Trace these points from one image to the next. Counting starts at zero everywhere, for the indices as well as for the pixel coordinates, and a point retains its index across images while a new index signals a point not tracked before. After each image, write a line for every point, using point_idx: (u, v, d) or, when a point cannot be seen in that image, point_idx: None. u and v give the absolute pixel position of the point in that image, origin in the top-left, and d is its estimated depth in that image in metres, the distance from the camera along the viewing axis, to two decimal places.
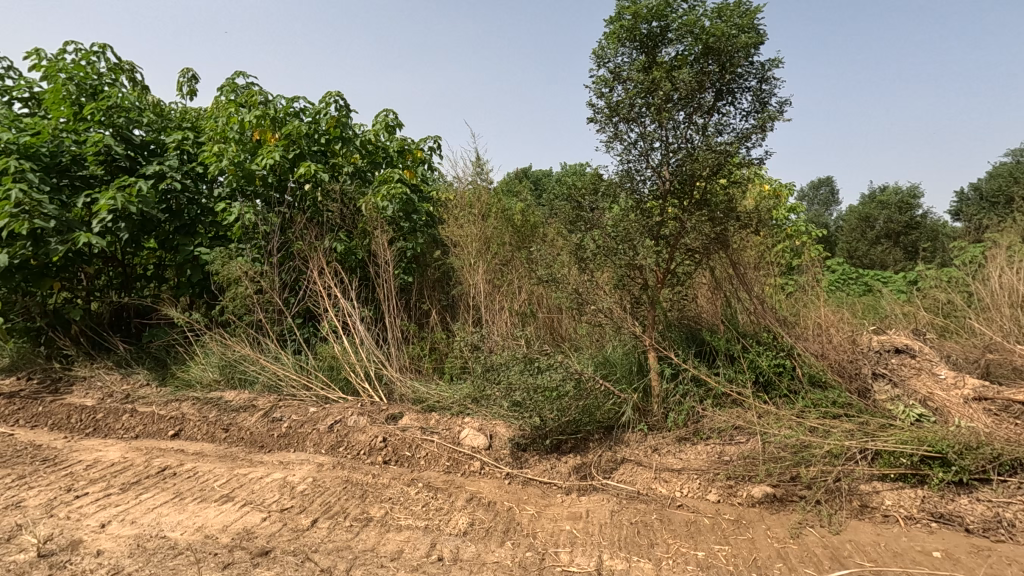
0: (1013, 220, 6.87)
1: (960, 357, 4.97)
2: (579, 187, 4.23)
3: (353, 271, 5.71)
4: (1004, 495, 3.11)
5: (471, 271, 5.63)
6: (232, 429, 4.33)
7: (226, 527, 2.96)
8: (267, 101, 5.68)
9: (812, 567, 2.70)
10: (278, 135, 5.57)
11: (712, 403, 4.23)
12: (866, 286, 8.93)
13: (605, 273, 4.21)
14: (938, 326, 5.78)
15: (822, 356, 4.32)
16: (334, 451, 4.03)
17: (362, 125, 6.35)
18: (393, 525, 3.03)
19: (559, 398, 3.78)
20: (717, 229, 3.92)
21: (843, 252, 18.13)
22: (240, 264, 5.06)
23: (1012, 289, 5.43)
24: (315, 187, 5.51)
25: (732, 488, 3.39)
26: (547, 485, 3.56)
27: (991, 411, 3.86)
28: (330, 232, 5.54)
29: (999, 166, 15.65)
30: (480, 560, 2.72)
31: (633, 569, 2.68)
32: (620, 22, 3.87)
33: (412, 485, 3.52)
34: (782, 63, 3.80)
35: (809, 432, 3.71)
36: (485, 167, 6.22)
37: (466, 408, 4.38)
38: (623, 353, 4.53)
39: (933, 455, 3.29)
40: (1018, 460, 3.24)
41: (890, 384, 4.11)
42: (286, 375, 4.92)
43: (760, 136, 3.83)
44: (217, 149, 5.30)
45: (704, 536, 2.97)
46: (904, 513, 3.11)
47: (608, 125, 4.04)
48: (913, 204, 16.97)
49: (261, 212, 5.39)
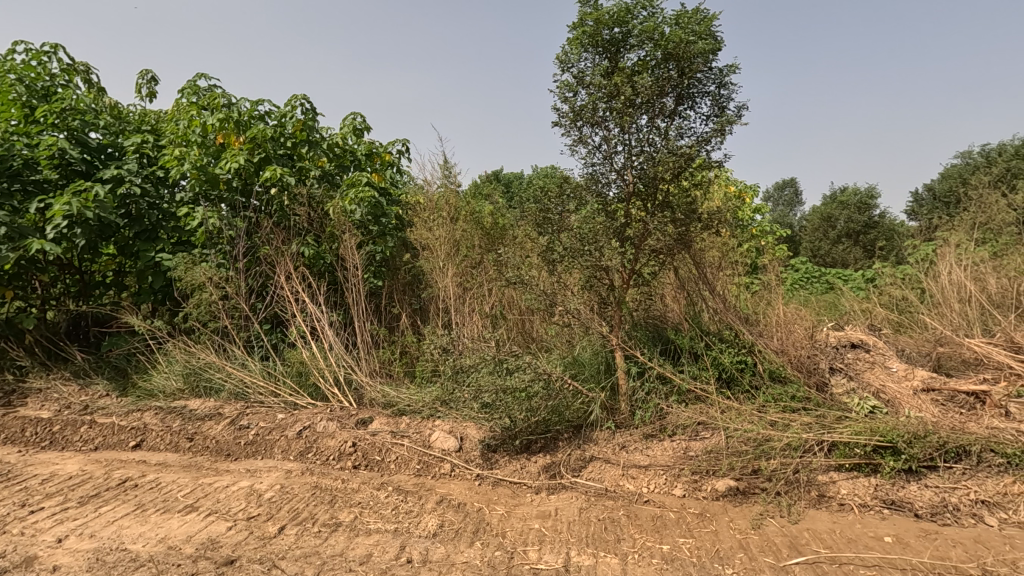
0: (961, 219, 7.20)
1: (913, 352, 5.28)
2: (546, 190, 4.26)
3: (322, 275, 5.66)
4: (950, 481, 3.27)
5: (440, 274, 5.64)
6: (197, 438, 4.24)
7: (190, 538, 2.90)
8: (230, 104, 5.59)
9: (772, 555, 2.80)
10: (242, 139, 5.48)
11: (677, 400, 4.35)
12: (828, 283, 9.26)
13: (573, 274, 4.28)
14: (894, 322, 6.03)
15: (782, 352, 4.45)
16: (303, 457, 3.99)
17: (328, 128, 6.29)
18: (362, 530, 3.02)
19: (528, 399, 3.81)
20: (680, 229, 4.04)
21: (808, 251, 18.69)
22: (204, 270, 4.95)
23: (962, 285, 5.69)
24: (281, 191, 5.42)
25: (697, 483, 3.48)
26: (516, 485, 3.59)
27: (938, 401, 4.17)
28: (297, 236, 5.47)
29: (950, 168, 16.40)
30: (449, 561, 2.74)
31: (599, 565, 2.74)
32: (583, 27, 3.93)
33: (382, 489, 3.52)
34: (739, 69, 3.92)
35: (769, 426, 3.82)
36: (453, 169, 6.20)
37: (436, 411, 4.44)
38: (592, 353, 4.64)
39: (885, 445, 3.44)
40: (963, 447, 3.41)
41: (847, 378, 4.41)
42: (253, 382, 4.85)
43: (720, 140, 3.94)
44: (178, 153, 5.17)
45: (670, 530, 3.04)
46: (859, 500, 3.23)
47: (573, 128, 4.11)
48: (872, 204, 17.63)
49: (226, 217, 5.30)
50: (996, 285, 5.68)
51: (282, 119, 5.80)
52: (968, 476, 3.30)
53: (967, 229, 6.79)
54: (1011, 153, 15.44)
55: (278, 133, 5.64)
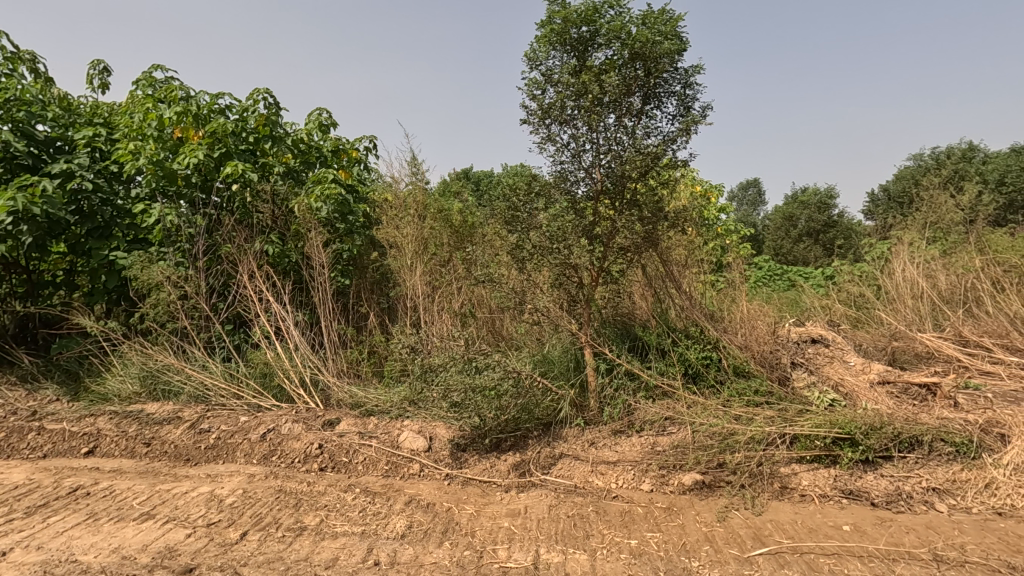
0: (914, 219, 7.50)
1: (870, 347, 5.47)
2: (515, 188, 4.24)
3: (287, 274, 5.52)
4: (904, 470, 3.40)
5: (409, 273, 5.57)
6: (155, 443, 4.09)
7: (146, 547, 2.79)
8: (189, 97, 5.42)
9: (736, 547, 2.85)
10: (202, 133, 5.31)
11: (644, 396, 4.42)
12: (790, 281, 9.55)
13: (543, 273, 4.27)
14: (852, 318, 6.24)
15: (746, 348, 4.56)
16: (267, 461, 3.88)
17: (293, 124, 6.15)
18: (328, 533, 2.96)
19: (497, 397, 3.79)
20: (647, 228, 4.09)
21: (771, 250, 19.23)
22: (161, 269, 4.77)
23: (914, 282, 5.93)
24: (244, 187, 5.25)
25: (664, 477, 3.52)
26: (486, 484, 3.57)
27: (893, 393, 4.34)
28: (261, 234, 5.32)
29: (903, 169, 17.12)
30: (417, 562, 2.70)
31: (569, 562, 2.74)
32: (551, 26, 3.93)
33: (349, 491, 3.45)
34: (703, 70, 3.98)
35: (733, 420, 3.93)
36: (422, 167, 6.12)
37: (405, 411, 4.39)
38: (561, 351, 4.68)
39: (844, 437, 3.55)
40: (916, 437, 3.54)
41: (807, 372, 4.56)
42: (214, 384, 4.70)
43: (685, 139, 4.00)
44: (133, 147, 4.97)
45: (637, 525, 3.08)
46: (819, 491, 3.32)
47: (541, 126, 4.12)
48: (831, 204, 18.21)
49: (185, 214, 5.12)
50: (945, 281, 5.92)
51: (243, 113, 5.64)
52: (920, 465, 3.44)
53: (919, 229, 7.09)
54: (958, 156, 16.16)
55: (240, 128, 5.48)
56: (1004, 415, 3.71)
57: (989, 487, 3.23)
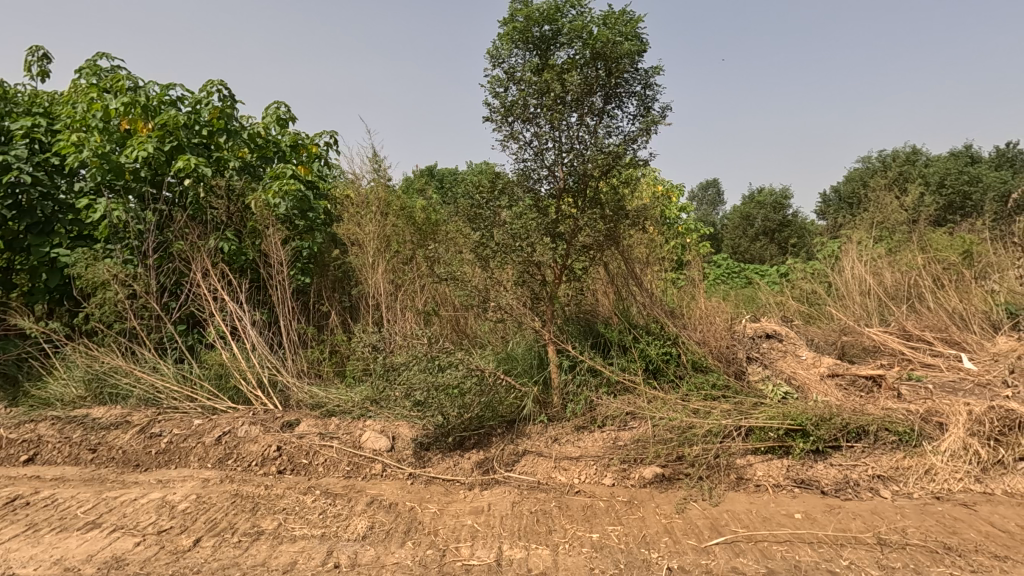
0: (863, 218, 7.85)
1: (821, 341, 5.70)
2: (479, 185, 4.23)
3: (243, 272, 5.35)
4: (852, 459, 3.56)
5: (371, 271, 5.48)
6: (101, 449, 3.91)
7: (91, 557, 2.67)
8: (137, 88, 5.19)
9: (694, 538, 2.92)
10: (152, 126, 5.09)
11: (607, 392, 4.48)
12: (746, 279, 9.86)
13: (507, 271, 4.28)
14: (805, 313, 6.49)
15: (704, 344, 4.68)
16: (223, 464, 3.77)
17: (249, 117, 5.96)
18: (287, 537, 2.89)
19: (460, 395, 3.77)
20: (609, 226, 4.15)
21: (729, 248, 19.77)
22: (108, 267, 4.56)
23: (862, 279, 6.23)
24: (197, 182, 5.05)
25: (626, 471, 3.59)
26: (450, 482, 3.56)
27: (842, 384, 4.53)
28: (215, 231, 5.13)
29: (853, 171, 17.88)
30: (378, 563, 2.67)
31: (531, 557, 2.76)
32: (514, 23, 3.93)
33: (309, 493, 3.38)
34: (662, 71, 4.06)
35: (692, 414, 4.03)
36: (384, 163, 6.03)
37: (367, 411, 4.32)
38: (525, 349, 4.73)
39: (795, 428, 3.69)
40: (862, 427, 3.72)
41: (762, 366, 4.71)
42: (165, 386, 4.53)
43: (645, 139, 4.06)
44: (76, 138, 4.72)
45: (599, 519, 3.12)
46: (773, 481, 3.44)
47: (504, 124, 4.11)
48: (786, 204, 18.86)
49: (134, 210, 4.91)
50: (891, 278, 6.22)
51: (196, 106, 5.44)
52: (866, 454, 3.60)
53: (866, 228, 7.43)
54: (902, 159, 17.00)
55: (193, 121, 5.27)
56: (942, 404, 3.92)
57: (928, 473, 3.41)
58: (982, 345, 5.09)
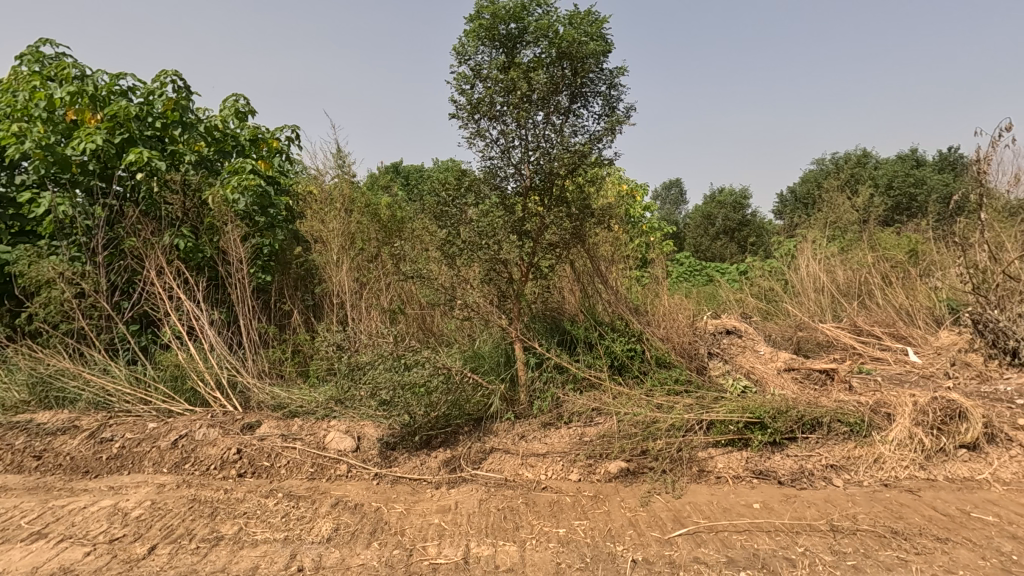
0: (817, 218, 8.16)
1: (778, 337, 5.90)
2: (445, 182, 4.20)
3: (200, 270, 5.17)
4: (807, 450, 3.70)
5: (335, 268, 5.38)
6: (47, 456, 3.73)
7: (37, 569, 2.55)
8: (84, 77, 4.96)
9: (658, 530, 2.99)
10: (100, 116, 4.87)
11: (573, 388, 4.53)
12: (707, 277, 10.13)
13: (473, 268, 4.27)
14: (763, 310, 6.70)
15: (667, 340, 4.78)
16: (179, 469, 3.64)
17: (206, 109, 5.76)
18: (247, 541, 2.81)
19: (427, 394, 3.74)
20: (575, 225, 4.19)
21: (691, 247, 20.22)
22: (53, 264, 4.35)
23: (816, 277, 6.47)
24: (150, 176, 4.85)
25: (591, 466, 3.63)
26: (416, 481, 3.54)
27: (797, 378, 4.71)
28: (170, 227, 4.94)
29: (808, 173, 18.55)
30: (343, 564, 2.63)
31: (498, 554, 2.76)
32: (480, 21, 3.92)
33: (271, 496, 3.30)
34: (627, 72, 4.11)
35: (656, 409, 4.12)
36: (348, 159, 5.92)
37: (331, 411, 4.24)
38: (492, 346, 4.73)
39: (754, 421, 3.81)
40: (816, 419, 3.87)
41: (723, 361, 4.85)
42: (117, 389, 4.34)
43: (610, 138, 4.12)
44: (17, 129, 4.48)
45: (566, 514, 3.15)
46: (733, 473, 3.55)
47: (470, 122, 4.10)
48: (745, 204, 19.40)
49: (82, 205, 4.69)
50: (843, 276, 6.49)
51: (149, 96, 5.23)
52: (820, 444, 3.75)
53: (820, 228, 7.72)
54: (854, 161, 17.72)
55: (145, 113, 5.06)
56: (890, 396, 4.12)
57: (877, 462, 3.58)
58: (926, 339, 5.36)
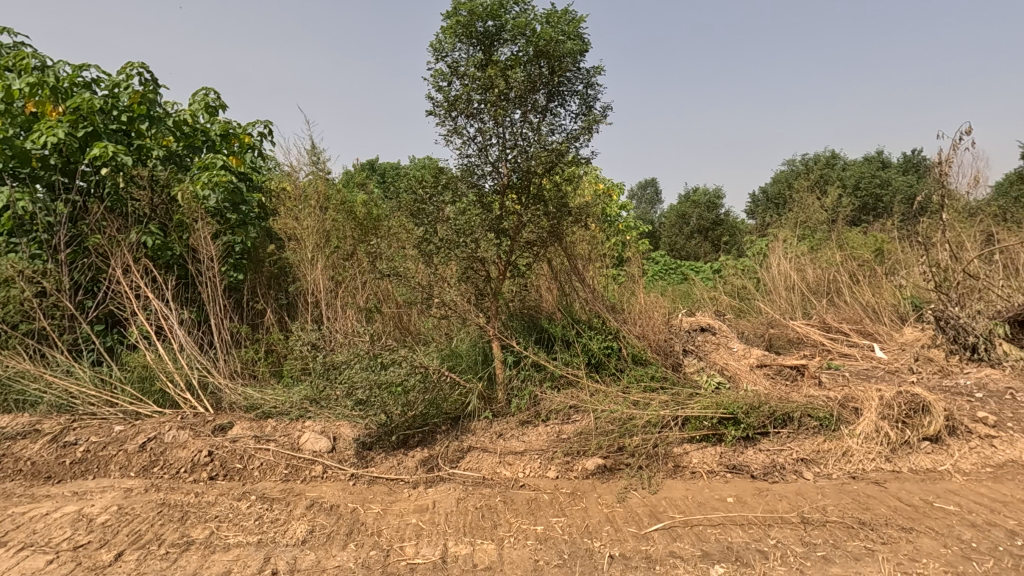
0: (788, 218, 8.34)
1: (750, 334, 6.02)
2: (421, 180, 4.17)
3: (169, 268, 5.03)
4: (778, 444, 3.78)
5: (309, 267, 5.30)
6: (6, 461, 3.59)
7: None
8: (45, 68, 4.78)
9: (634, 525, 3.02)
10: (62, 109, 4.70)
11: (550, 386, 4.55)
12: (682, 275, 10.28)
13: (451, 267, 4.25)
14: (736, 308, 6.82)
15: (643, 338, 4.83)
16: (147, 472, 3.54)
17: (174, 103, 5.61)
18: (219, 545, 2.75)
19: (404, 393, 3.72)
20: (552, 223, 4.20)
21: (666, 246, 20.47)
22: (11, 262, 4.18)
23: (787, 275, 6.62)
24: (115, 171, 4.70)
25: (569, 463, 3.65)
26: (393, 481, 3.51)
27: (769, 374, 4.81)
28: (137, 224, 4.79)
29: (779, 174, 18.96)
30: (319, 567, 2.60)
31: (476, 553, 2.76)
32: (457, 17, 3.90)
33: (244, 499, 3.23)
34: (603, 71, 4.14)
35: (632, 406, 4.16)
36: (323, 155, 5.83)
37: (306, 412, 4.18)
38: (469, 345, 4.72)
39: (728, 416, 3.88)
40: (787, 414, 3.97)
41: (697, 358, 4.92)
42: (81, 390, 4.20)
43: (587, 137, 4.14)
44: None
45: (544, 511, 3.16)
46: (707, 468, 3.60)
47: (448, 119, 4.07)
48: (719, 203, 19.72)
49: (43, 200, 4.52)
50: (813, 274, 6.65)
51: (114, 89, 5.06)
52: (791, 438, 3.84)
53: (791, 227, 7.89)
54: (823, 162, 18.16)
55: (110, 106, 4.90)
56: (857, 390, 4.23)
57: (845, 455, 3.68)
58: (892, 335, 5.53)
